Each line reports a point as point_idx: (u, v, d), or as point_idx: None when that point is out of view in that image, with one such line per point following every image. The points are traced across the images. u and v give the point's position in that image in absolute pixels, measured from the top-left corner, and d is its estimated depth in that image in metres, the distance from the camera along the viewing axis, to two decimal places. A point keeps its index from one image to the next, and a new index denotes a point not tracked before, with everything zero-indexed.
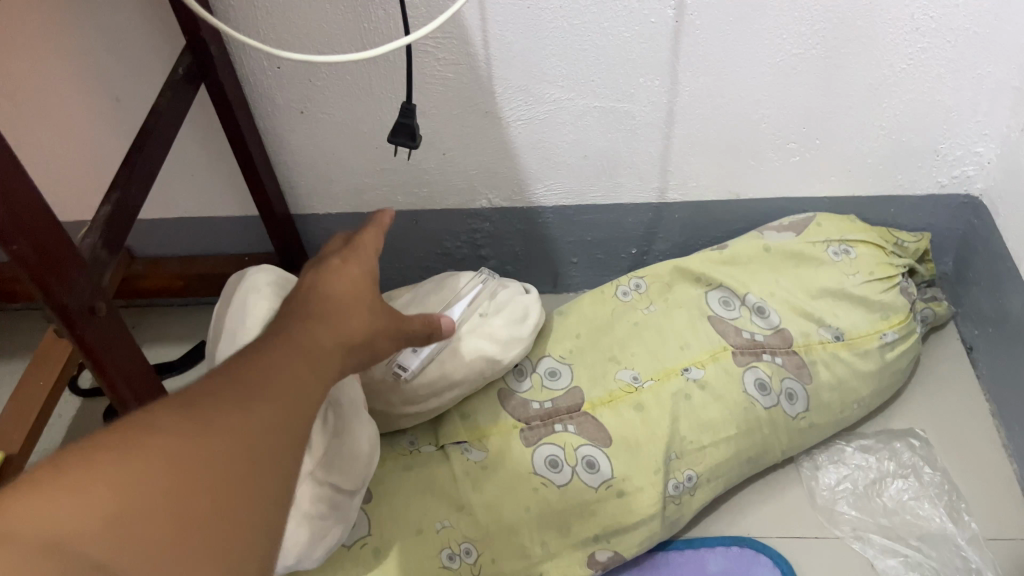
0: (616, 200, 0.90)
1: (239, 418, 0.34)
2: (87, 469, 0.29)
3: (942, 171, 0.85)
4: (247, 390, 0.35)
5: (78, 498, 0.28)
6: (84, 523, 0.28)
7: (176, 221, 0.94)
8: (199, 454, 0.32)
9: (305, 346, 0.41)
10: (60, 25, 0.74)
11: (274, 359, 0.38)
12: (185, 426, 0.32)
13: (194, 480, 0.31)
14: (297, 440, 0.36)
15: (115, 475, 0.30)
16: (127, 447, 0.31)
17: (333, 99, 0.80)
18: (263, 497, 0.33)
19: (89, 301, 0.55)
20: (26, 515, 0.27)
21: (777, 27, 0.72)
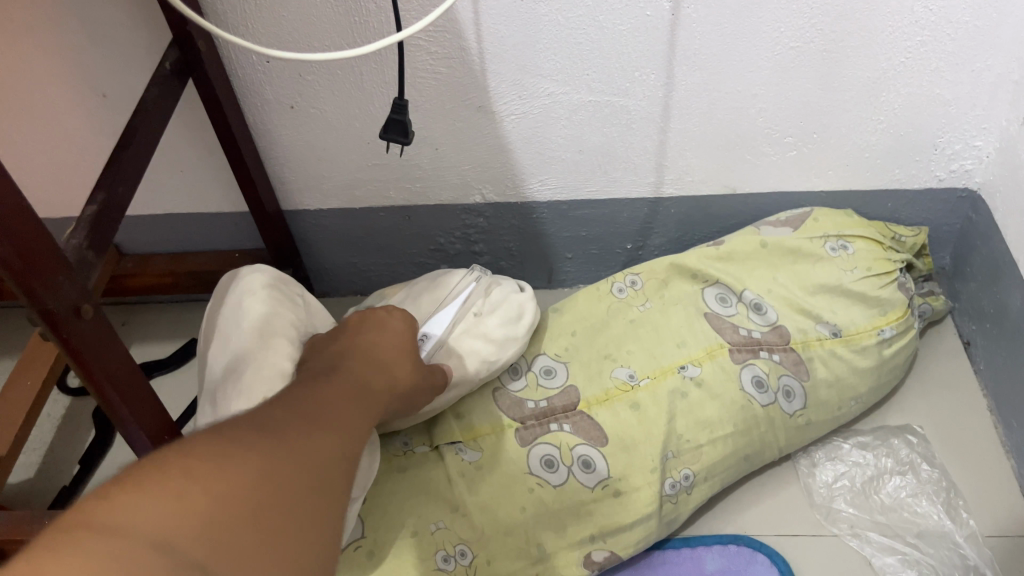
0: (611, 195, 0.89)
1: (296, 454, 0.40)
2: (185, 471, 0.34)
3: (940, 165, 0.84)
4: (297, 433, 0.42)
5: (179, 503, 0.33)
6: (185, 524, 0.32)
7: (165, 217, 0.92)
8: (271, 476, 0.37)
9: (331, 406, 0.48)
10: (44, 20, 0.73)
11: (312, 412, 0.45)
12: (259, 450, 0.38)
13: (269, 497, 0.36)
14: (337, 481, 0.42)
15: (208, 484, 0.34)
16: (214, 461, 0.35)
17: (324, 94, 0.79)
18: (316, 521, 0.38)
19: (75, 303, 0.54)
20: (136, 509, 0.31)
21: (775, 19, 0.71)
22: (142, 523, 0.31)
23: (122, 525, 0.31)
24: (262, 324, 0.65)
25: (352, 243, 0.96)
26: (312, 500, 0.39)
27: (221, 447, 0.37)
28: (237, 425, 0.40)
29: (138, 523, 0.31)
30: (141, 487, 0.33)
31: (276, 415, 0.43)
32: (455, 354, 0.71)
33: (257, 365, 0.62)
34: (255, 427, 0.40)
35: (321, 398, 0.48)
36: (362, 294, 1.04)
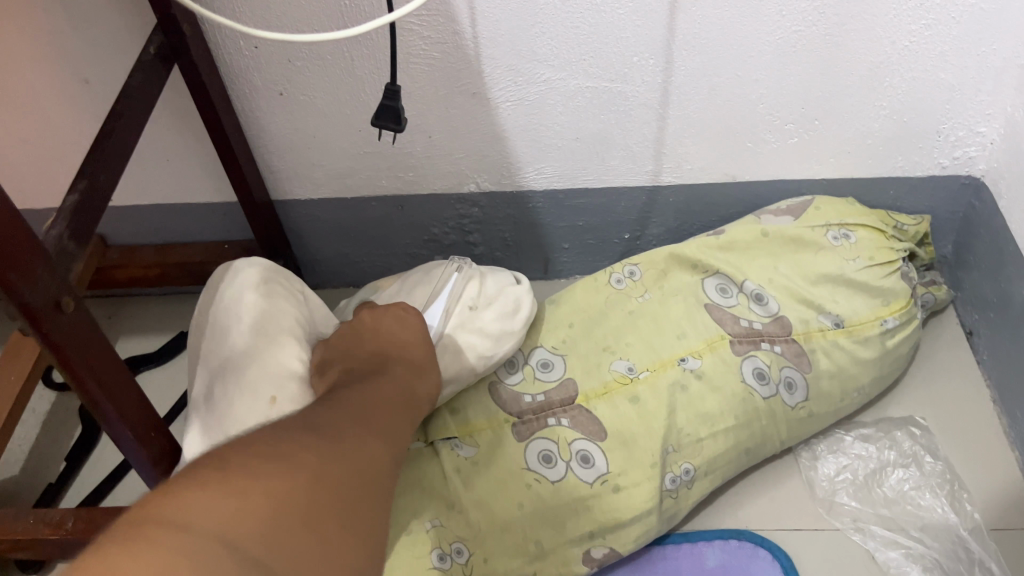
0: (608, 184, 0.87)
1: (341, 461, 0.41)
2: (244, 473, 0.35)
3: (943, 152, 0.83)
4: (340, 441, 0.43)
5: (242, 501, 0.34)
6: (247, 522, 0.33)
7: (151, 208, 0.90)
8: (324, 478, 0.38)
9: (365, 414, 0.49)
10: (23, 3, 0.70)
11: (349, 420, 0.47)
12: (307, 455, 0.39)
13: (320, 499, 0.37)
14: (378, 489, 0.43)
15: (267, 486, 0.35)
16: (269, 465, 0.37)
17: (314, 80, 0.77)
18: (360, 524, 0.40)
19: (56, 297, 0.52)
20: (202, 509, 0.33)
21: (777, 2, 0.69)
22: (209, 520, 0.32)
23: (190, 520, 0.32)
24: (261, 319, 0.64)
25: (344, 234, 0.94)
26: (357, 506, 0.40)
27: (274, 452, 0.38)
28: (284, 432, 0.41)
29: (206, 520, 0.32)
30: (206, 485, 0.34)
31: (318, 421, 0.45)
32: (450, 350, 0.69)
33: (262, 364, 0.61)
34: (303, 433, 0.42)
35: (356, 406, 0.50)
36: (354, 285, 1.02)
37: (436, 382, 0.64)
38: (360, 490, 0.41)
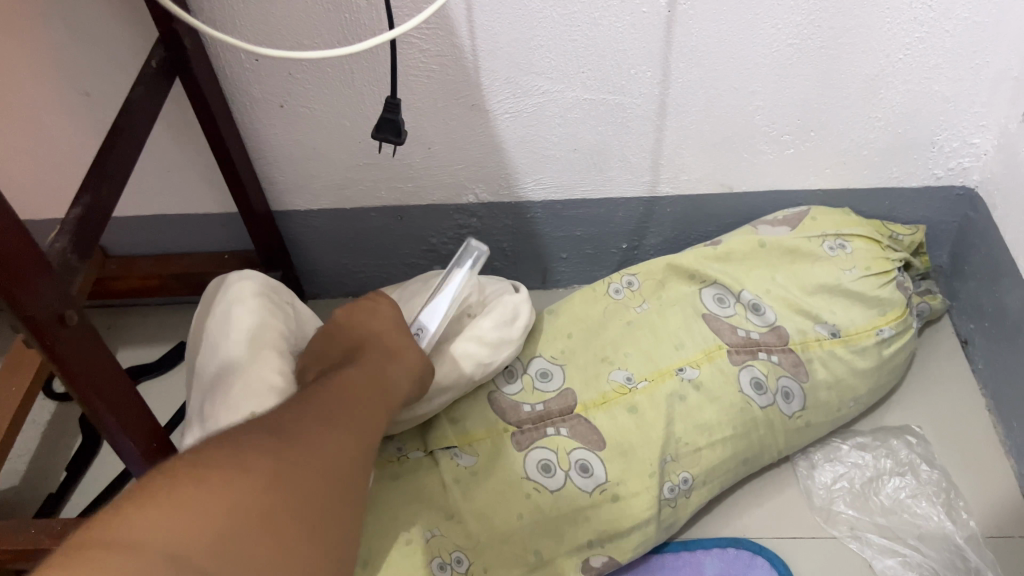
0: (606, 195, 0.88)
1: (299, 464, 0.42)
2: (194, 484, 0.37)
3: (938, 163, 0.84)
4: (303, 441, 0.44)
5: (189, 517, 0.35)
6: (194, 540, 0.35)
7: (151, 219, 0.90)
8: (273, 489, 0.39)
9: (339, 408, 0.50)
10: (25, 17, 0.71)
11: (321, 416, 0.47)
12: (262, 465, 0.40)
13: (270, 511, 0.39)
14: (336, 496, 0.44)
15: (213, 496, 0.36)
16: (221, 474, 0.38)
17: (314, 92, 0.77)
18: (313, 534, 0.41)
19: (59, 310, 0.53)
20: (144, 525, 0.34)
21: (773, 16, 0.70)
22: (154, 537, 0.34)
23: (133, 538, 0.33)
24: (251, 333, 0.64)
25: (344, 244, 0.94)
26: (309, 518, 0.41)
27: (231, 458, 0.39)
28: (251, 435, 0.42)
29: (149, 538, 0.33)
30: (153, 501, 0.35)
31: (284, 419, 0.45)
32: (449, 358, 0.69)
33: (247, 379, 0.61)
34: (265, 435, 0.43)
35: (331, 403, 0.50)
36: (353, 295, 1.03)
37: (427, 368, 0.62)
38: (316, 498, 0.42)
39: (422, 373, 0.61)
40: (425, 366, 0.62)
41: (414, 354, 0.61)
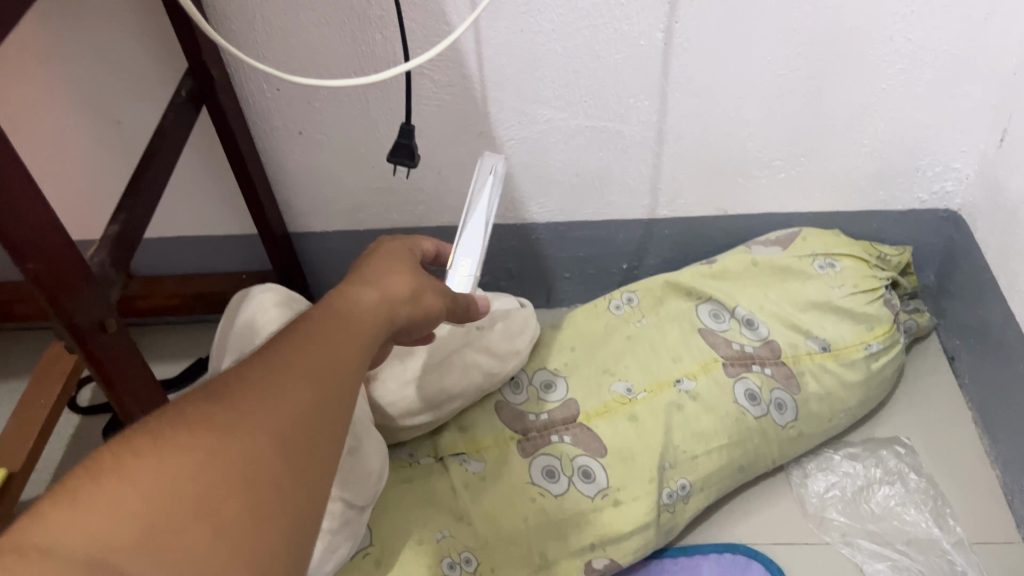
0: (607, 217, 0.92)
1: (260, 418, 0.31)
2: (118, 472, 0.27)
3: (922, 187, 0.88)
4: (267, 382, 0.32)
5: (112, 516, 0.26)
6: (119, 544, 0.26)
7: (174, 240, 0.95)
8: (235, 461, 0.29)
9: (320, 340, 0.36)
10: (63, 50, 0.76)
11: (276, 362, 0.33)
12: (206, 437, 0.29)
13: (238, 484, 0.29)
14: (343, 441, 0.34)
15: (154, 476, 0.27)
16: (162, 450, 0.28)
17: (332, 120, 0.82)
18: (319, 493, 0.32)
19: (100, 317, 0.57)
20: (63, 528, 0.25)
21: (762, 50, 0.75)
22: (70, 541, 0.25)
23: (39, 546, 0.25)
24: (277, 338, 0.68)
25: None
26: (303, 474, 0.31)
27: (169, 428, 0.29)
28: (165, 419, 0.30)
29: (65, 542, 0.25)
30: (59, 504, 0.26)
31: (253, 359, 0.34)
32: (460, 367, 0.73)
33: None
34: (211, 391, 0.31)
35: (290, 347, 0.35)
36: None
37: (448, 290, 0.49)
38: (301, 449, 0.31)
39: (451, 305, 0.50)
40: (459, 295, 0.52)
41: (405, 271, 0.46)
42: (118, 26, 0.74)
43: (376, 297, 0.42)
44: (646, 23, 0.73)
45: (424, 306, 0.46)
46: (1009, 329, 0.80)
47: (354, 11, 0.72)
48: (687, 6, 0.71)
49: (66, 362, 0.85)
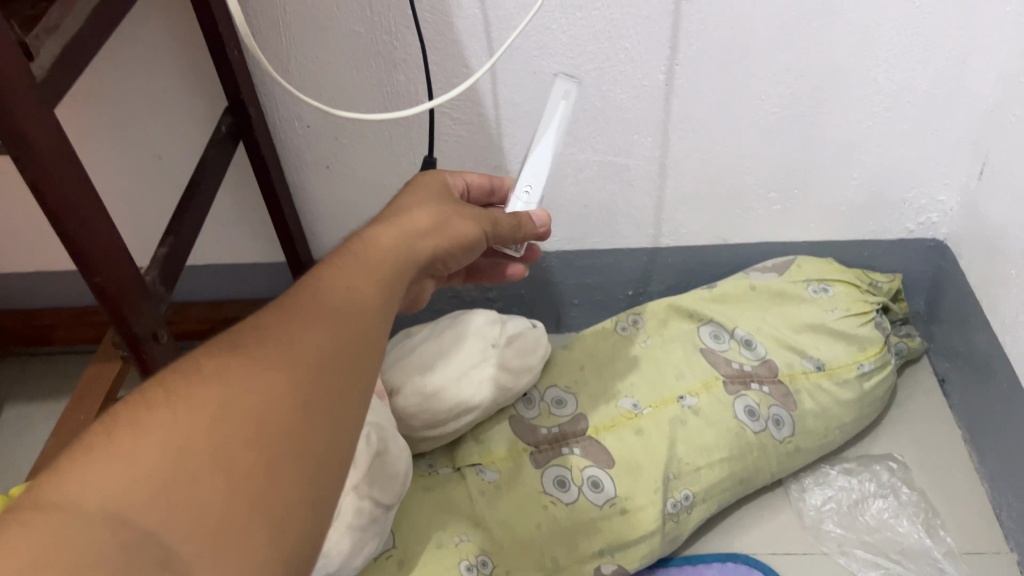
0: (613, 246, 0.98)
1: (261, 380, 0.34)
2: (130, 431, 0.31)
3: (909, 218, 0.94)
4: (268, 345, 0.36)
5: (126, 472, 0.30)
6: (135, 496, 0.29)
7: (205, 268, 1.01)
8: (238, 415, 0.33)
9: (323, 298, 0.39)
10: (113, 90, 0.82)
11: (283, 322, 0.37)
12: (212, 397, 0.33)
13: (242, 435, 0.32)
14: (352, 386, 0.37)
15: (163, 433, 0.31)
16: (170, 409, 0.32)
17: (357, 155, 0.89)
18: (327, 438, 0.35)
19: (154, 329, 0.62)
20: (85, 484, 0.29)
21: (757, 90, 0.81)
22: (91, 496, 0.29)
23: (67, 500, 0.28)
24: None
25: None
26: (306, 424, 0.35)
27: (175, 393, 0.33)
28: (179, 383, 0.33)
29: (87, 496, 0.29)
30: (82, 463, 0.30)
31: (263, 319, 0.38)
32: (479, 381, 0.79)
33: None
34: (216, 357, 0.35)
35: (301, 305, 0.39)
36: None
37: (476, 215, 0.54)
38: (303, 403, 0.35)
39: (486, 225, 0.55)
40: (494, 212, 0.57)
41: (422, 210, 0.51)
42: (165, 68, 0.81)
43: (386, 247, 0.46)
44: (650, 66, 0.79)
45: (443, 241, 0.50)
46: (994, 349, 0.85)
47: (381, 54, 0.79)
48: (686, 49, 0.78)
49: (103, 383, 0.89)
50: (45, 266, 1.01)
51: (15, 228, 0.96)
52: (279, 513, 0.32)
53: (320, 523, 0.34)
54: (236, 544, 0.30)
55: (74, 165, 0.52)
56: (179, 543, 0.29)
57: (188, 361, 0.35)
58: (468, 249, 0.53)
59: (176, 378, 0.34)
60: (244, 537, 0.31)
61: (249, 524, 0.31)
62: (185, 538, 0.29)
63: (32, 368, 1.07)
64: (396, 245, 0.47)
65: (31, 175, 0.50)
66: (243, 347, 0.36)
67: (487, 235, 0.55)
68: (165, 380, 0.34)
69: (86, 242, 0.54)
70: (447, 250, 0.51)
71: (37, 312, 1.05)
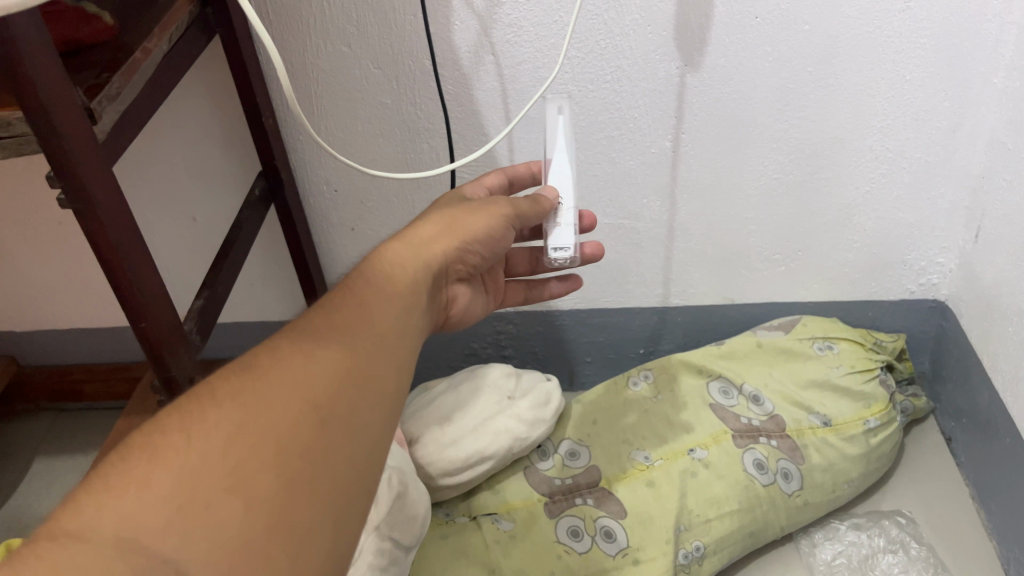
0: (625, 305, 1.02)
1: (268, 406, 0.37)
2: (146, 462, 0.34)
3: (910, 279, 0.98)
4: (275, 374, 0.39)
5: (141, 499, 0.32)
6: (150, 520, 0.32)
7: (233, 325, 1.05)
8: (249, 441, 0.36)
9: (326, 328, 0.43)
10: (154, 156, 0.87)
11: (291, 353, 0.40)
12: (223, 425, 0.36)
13: (252, 460, 0.35)
14: (360, 411, 0.40)
15: (177, 462, 0.34)
16: (184, 438, 0.35)
17: (380, 217, 0.94)
18: (335, 460, 0.38)
19: (191, 374, 0.66)
20: (105, 513, 0.32)
21: (759, 157, 0.86)
22: (108, 524, 0.31)
23: (86, 529, 0.31)
24: None
25: None
26: (314, 449, 0.37)
27: (187, 422, 0.36)
28: (191, 413, 0.36)
29: (105, 524, 0.31)
30: (100, 493, 0.32)
31: (272, 350, 0.41)
32: (494, 431, 0.82)
33: None
34: (226, 387, 0.38)
35: (308, 337, 0.42)
36: None
37: (490, 209, 0.57)
38: (311, 427, 0.38)
39: (505, 222, 0.57)
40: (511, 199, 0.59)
41: (432, 221, 0.55)
42: (203, 134, 0.87)
43: (391, 268, 0.50)
44: (656, 134, 0.84)
45: (454, 245, 0.54)
46: (996, 407, 0.87)
47: (405, 123, 0.84)
48: (691, 119, 0.83)
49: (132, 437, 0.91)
50: (79, 323, 1.06)
51: (55, 287, 1.01)
52: (293, 531, 0.34)
53: (335, 540, 0.36)
54: (251, 561, 0.33)
55: (127, 217, 0.56)
56: (195, 561, 0.31)
57: (201, 391, 0.38)
58: (485, 245, 0.57)
59: (187, 409, 0.37)
60: (258, 553, 0.33)
61: (262, 541, 0.33)
62: (200, 556, 0.32)
63: (62, 422, 1.10)
64: (404, 259, 0.51)
65: (89, 227, 0.54)
66: (253, 377, 0.39)
67: (508, 227, 0.58)
68: (179, 410, 0.36)
69: (138, 288, 0.58)
70: (462, 250, 0.56)
71: (70, 368, 1.10)
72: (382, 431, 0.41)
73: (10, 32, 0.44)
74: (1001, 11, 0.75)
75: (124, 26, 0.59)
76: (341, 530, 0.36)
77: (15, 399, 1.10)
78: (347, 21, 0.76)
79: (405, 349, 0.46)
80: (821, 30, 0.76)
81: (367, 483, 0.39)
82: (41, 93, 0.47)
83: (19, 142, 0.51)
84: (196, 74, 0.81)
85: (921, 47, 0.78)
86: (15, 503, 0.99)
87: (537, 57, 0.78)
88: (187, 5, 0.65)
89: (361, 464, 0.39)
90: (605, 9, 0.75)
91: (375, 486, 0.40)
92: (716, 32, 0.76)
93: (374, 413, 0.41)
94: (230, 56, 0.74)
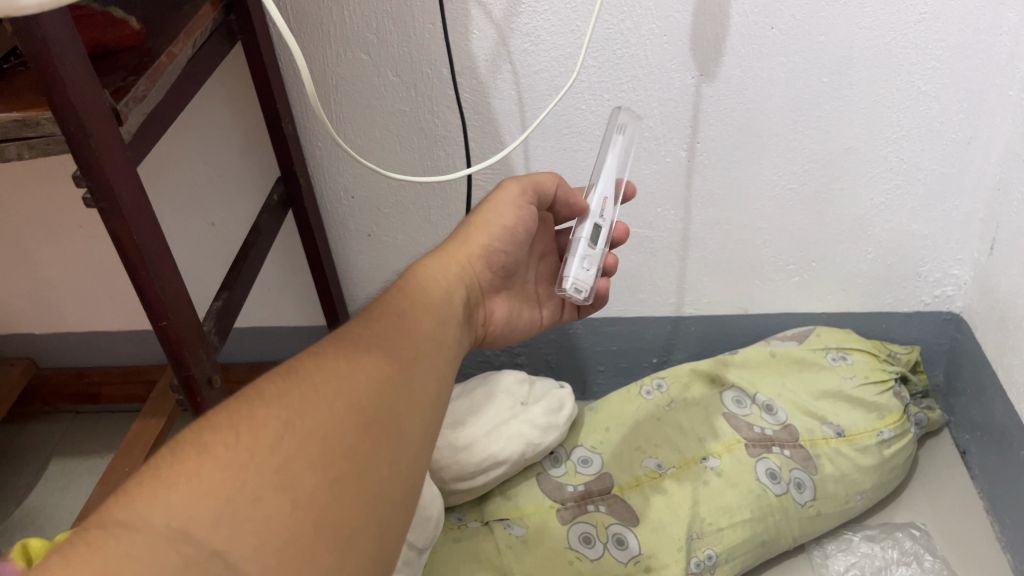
0: (638, 313, 1.02)
1: (316, 408, 0.39)
2: (194, 459, 0.35)
3: (924, 291, 0.98)
4: (321, 376, 0.40)
5: (190, 494, 0.34)
6: (201, 513, 0.33)
7: (248, 331, 1.06)
8: (296, 441, 0.37)
9: (369, 335, 0.45)
10: (173, 160, 0.89)
11: (337, 358, 0.42)
12: (271, 426, 0.37)
13: (300, 461, 0.37)
14: (403, 418, 0.42)
15: (227, 459, 0.35)
16: (234, 436, 0.36)
17: (396, 224, 0.95)
18: (378, 462, 0.39)
19: (209, 374, 0.66)
20: (154, 505, 0.33)
21: (774, 167, 0.87)
22: (158, 517, 0.33)
23: (137, 520, 0.32)
24: None
25: None
26: (360, 452, 0.39)
27: (238, 418, 0.37)
28: (240, 412, 0.38)
29: (155, 516, 0.33)
30: (152, 487, 0.34)
31: (321, 353, 0.43)
32: (507, 435, 0.84)
33: None
34: (273, 387, 0.39)
35: (351, 344, 0.43)
36: None
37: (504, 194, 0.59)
38: (357, 431, 0.39)
39: (519, 202, 0.59)
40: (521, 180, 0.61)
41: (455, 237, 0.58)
42: (222, 140, 0.88)
43: (426, 281, 0.52)
44: (671, 143, 0.85)
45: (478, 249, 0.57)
46: (1010, 418, 0.86)
47: (423, 130, 0.85)
48: (706, 129, 0.84)
49: (147, 438, 0.92)
50: (96, 325, 1.07)
51: (74, 290, 1.02)
52: (338, 531, 0.36)
53: (379, 541, 0.37)
54: (299, 558, 0.34)
55: (149, 216, 0.57)
56: (244, 555, 0.33)
57: (251, 389, 0.40)
58: (505, 237, 0.58)
59: (235, 406, 0.38)
60: (306, 550, 0.34)
61: (310, 538, 0.35)
62: (248, 550, 0.33)
63: (77, 423, 1.12)
64: (433, 270, 0.54)
65: (113, 225, 0.55)
66: (300, 378, 0.40)
67: (523, 204, 0.59)
68: (228, 408, 0.38)
69: (160, 287, 0.59)
70: (488, 245, 0.57)
71: (87, 371, 1.11)
72: (422, 438, 0.43)
73: (41, 30, 0.45)
74: (1016, 24, 0.75)
75: (152, 31, 0.60)
76: (382, 534, 0.38)
77: (33, 401, 1.11)
78: (367, 29, 0.77)
79: (443, 360, 0.47)
80: (837, 41, 0.77)
81: (409, 488, 0.40)
82: (70, 95, 0.47)
83: (46, 143, 0.51)
84: (218, 81, 0.82)
85: (937, 58, 0.78)
86: (30, 503, 1.00)
87: (554, 66, 0.79)
88: (212, 12, 0.67)
89: (404, 470, 0.40)
90: (622, 20, 0.76)
91: (417, 492, 0.41)
92: (731, 43, 0.77)
93: (415, 419, 0.43)
94: (251, 63, 0.76)
